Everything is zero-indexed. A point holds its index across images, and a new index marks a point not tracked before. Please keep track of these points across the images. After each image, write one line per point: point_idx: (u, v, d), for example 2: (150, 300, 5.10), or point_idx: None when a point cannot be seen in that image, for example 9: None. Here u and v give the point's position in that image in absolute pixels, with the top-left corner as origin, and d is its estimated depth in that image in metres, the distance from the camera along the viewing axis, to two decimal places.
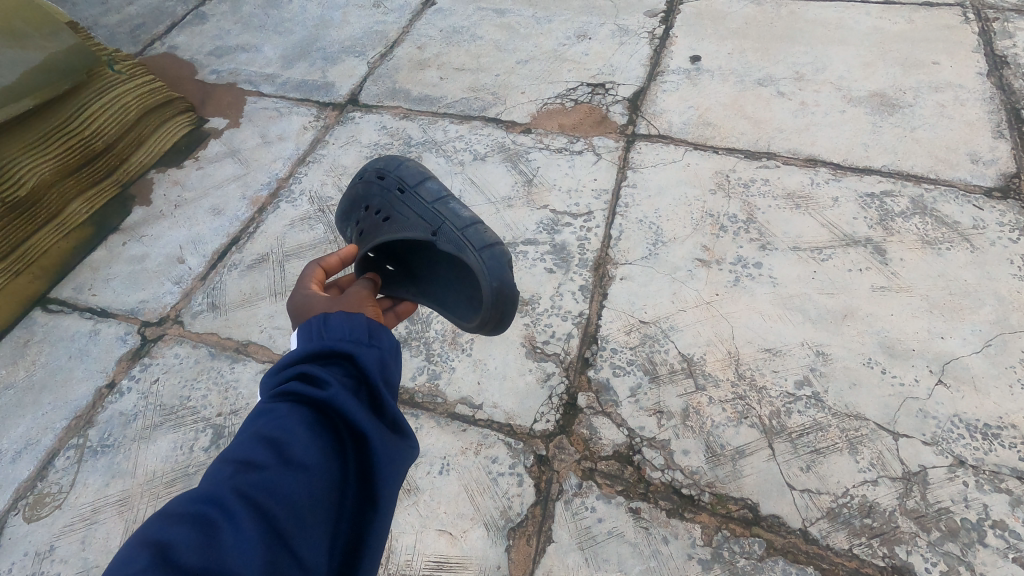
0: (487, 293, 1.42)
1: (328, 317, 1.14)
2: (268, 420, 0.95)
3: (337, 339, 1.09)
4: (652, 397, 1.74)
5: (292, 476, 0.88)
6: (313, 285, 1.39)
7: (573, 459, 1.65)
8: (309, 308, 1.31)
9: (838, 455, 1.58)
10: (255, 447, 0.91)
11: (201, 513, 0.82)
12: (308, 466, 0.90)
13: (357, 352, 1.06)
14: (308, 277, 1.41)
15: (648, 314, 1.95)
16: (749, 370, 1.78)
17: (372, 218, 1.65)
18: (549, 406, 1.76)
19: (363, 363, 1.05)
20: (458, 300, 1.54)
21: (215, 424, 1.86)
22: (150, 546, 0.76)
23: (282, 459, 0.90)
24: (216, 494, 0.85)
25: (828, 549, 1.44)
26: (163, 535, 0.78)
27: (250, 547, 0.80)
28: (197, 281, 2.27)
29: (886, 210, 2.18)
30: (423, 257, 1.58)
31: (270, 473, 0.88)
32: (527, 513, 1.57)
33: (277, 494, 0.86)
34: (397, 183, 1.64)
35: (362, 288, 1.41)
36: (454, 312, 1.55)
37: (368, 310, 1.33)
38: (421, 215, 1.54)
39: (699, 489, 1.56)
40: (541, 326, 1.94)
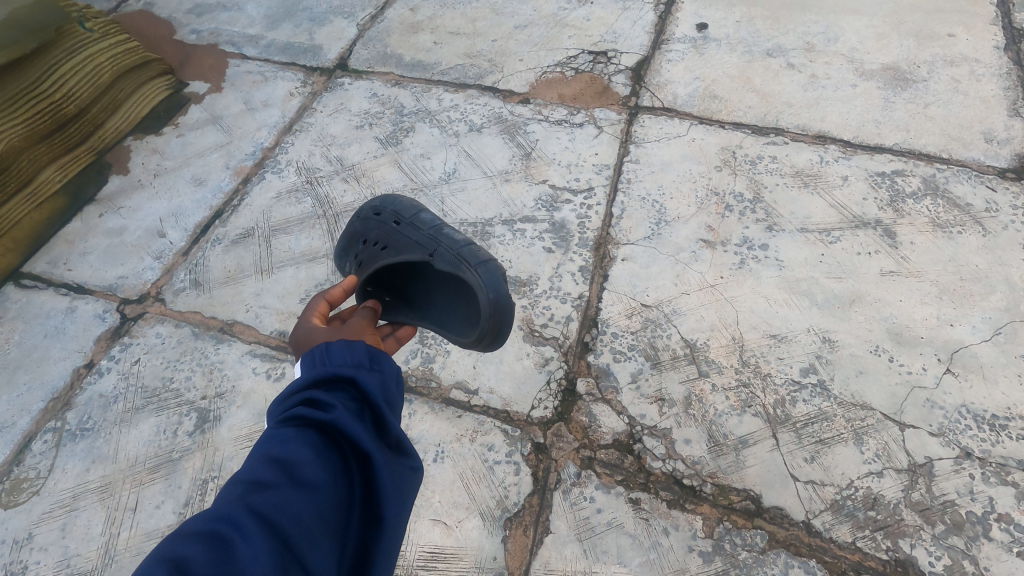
0: (483, 306, 1.35)
1: (331, 348, 1.06)
2: (273, 442, 0.92)
3: (339, 364, 1.02)
4: (653, 383, 1.69)
5: (300, 495, 0.85)
6: (316, 317, 1.31)
7: (571, 447, 1.60)
8: (311, 339, 1.24)
9: (843, 446, 1.54)
10: (262, 467, 0.88)
11: (213, 528, 0.81)
12: (316, 485, 0.87)
13: (361, 376, 1.00)
14: (312, 309, 1.32)
15: (650, 297, 1.88)
16: (753, 357, 1.72)
17: (368, 250, 1.59)
18: (547, 393, 1.70)
19: (366, 387, 0.99)
20: (457, 317, 1.46)
21: (200, 407, 1.79)
22: (164, 562, 0.76)
23: (289, 477, 0.87)
24: (228, 511, 0.83)
25: (832, 542, 1.41)
26: (179, 550, 0.77)
27: (260, 561, 0.78)
28: (179, 257, 2.17)
29: (897, 191, 2.11)
30: (418, 281, 1.50)
31: (278, 493, 0.86)
32: (524, 503, 1.52)
33: (286, 513, 0.84)
34: (393, 214, 1.59)
35: (363, 315, 1.33)
36: (452, 330, 1.46)
37: (369, 336, 1.26)
38: (418, 240, 1.49)
39: (700, 480, 1.52)
40: (540, 309, 1.87)
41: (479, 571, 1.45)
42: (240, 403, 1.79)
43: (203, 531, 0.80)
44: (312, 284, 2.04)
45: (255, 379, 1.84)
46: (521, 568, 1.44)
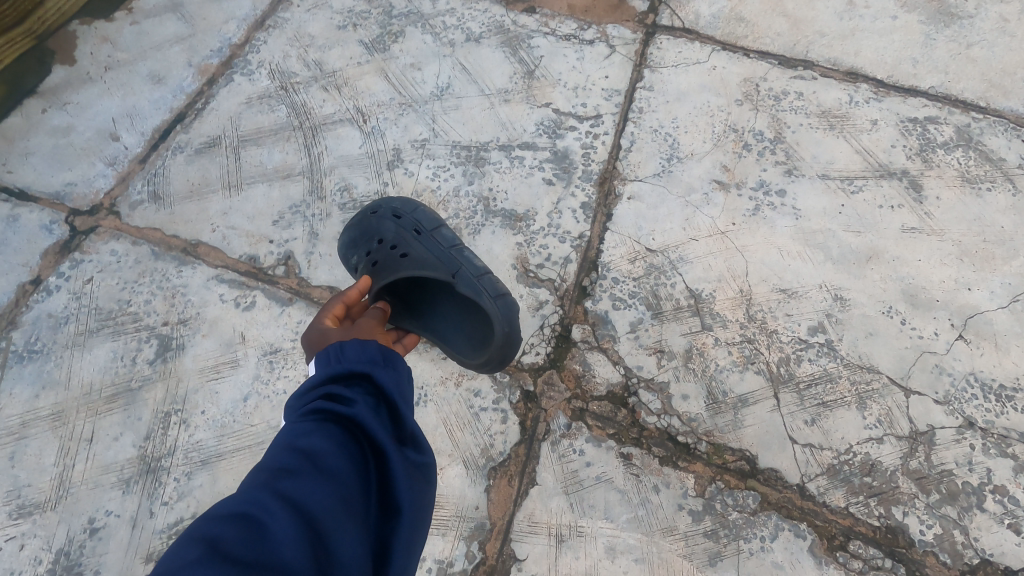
0: (497, 336, 1.40)
1: (347, 347, 1.11)
2: (294, 434, 0.96)
3: (356, 360, 1.08)
4: (653, 334, 1.59)
5: (325, 483, 0.90)
6: (330, 317, 1.32)
7: (563, 397, 1.51)
8: (325, 340, 1.26)
9: (845, 410, 1.48)
10: (286, 456, 0.93)
11: (244, 510, 0.84)
12: (338, 474, 0.92)
13: (378, 373, 1.07)
14: (327, 309, 1.34)
15: (655, 241, 1.74)
16: (760, 312, 1.62)
17: (376, 249, 1.55)
18: (539, 338, 1.59)
19: (383, 383, 1.06)
20: (457, 332, 1.49)
21: (161, 334, 1.64)
22: (200, 538, 0.79)
23: (314, 464, 0.92)
24: (257, 494, 0.86)
25: (824, 506, 1.37)
26: (214, 527, 0.80)
27: (293, 539, 0.82)
28: (136, 164, 1.94)
29: (927, 140, 1.95)
30: (427, 291, 1.53)
31: (304, 478, 0.90)
32: (510, 452, 1.45)
33: (312, 497, 0.88)
34: (413, 221, 1.58)
35: (374, 318, 1.36)
36: (449, 343, 1.48)
37: (378, 336, 1.29)
38: (440, 258, 1.51)
39: (695, 438, 1.45)
40: (536, 248, 1.73)
41: (459, 520, 1.39)
42: (206, 331, 1.65)
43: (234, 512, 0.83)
44: (286, 205, 1.84)
45: (222, 306, 1.68)
46: (504, 519, 1.38)
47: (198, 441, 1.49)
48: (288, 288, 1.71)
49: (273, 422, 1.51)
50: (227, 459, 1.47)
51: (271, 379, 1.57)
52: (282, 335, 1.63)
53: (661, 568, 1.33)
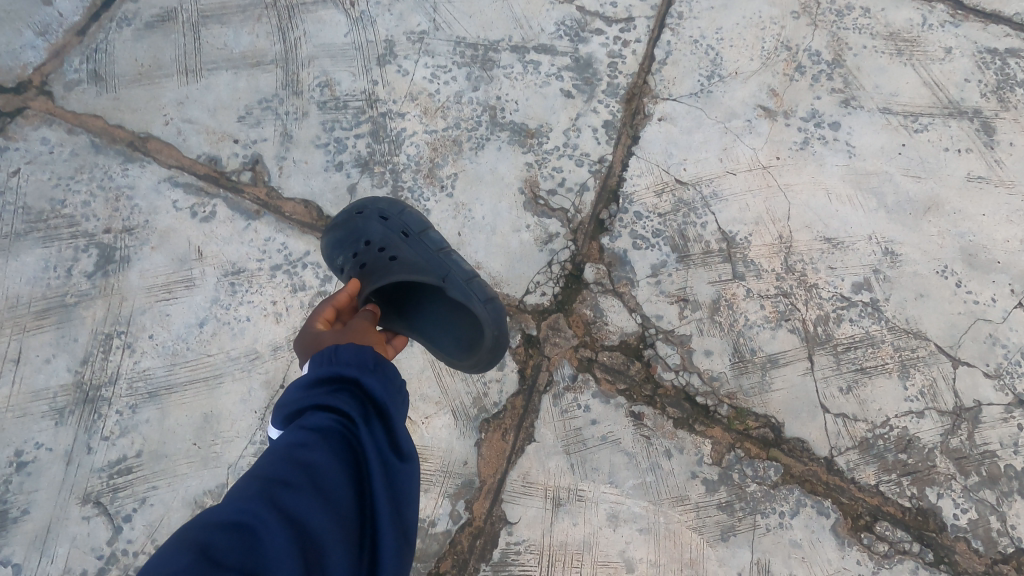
0: (487, 338, 1.19)
1: (339, 352, 0.97)
2: (288, 442, 0.86)
3: (345, 366, 0.95)
4: (677, 280, 1.38)
5: (320, 498, 0.80)
6: (322, 318, 1.12)
7: (569, 345, 1.32)
8: (317, 344, 1.06)
9: (885, 378, 1.31)
10: (279, 466, 0.82)
11: (236, 520, 0.75)
12: (337, 489, 0.83)
13: (370, 379, 0.94)
14: (318, 312, 1.13)
15: (687, 173, 1.49)
16: (801, 262, 1.41)
17: (351, 249, 1.28)
18: (546, 277, 1.38)
19: (377, 393, 0.94)
20: (449, 335, 1.24)
21: (101, 242, 1.39)
22: (189, 546, 0.70)
23: (311, 475, 0.82)
24: (249, 503, 0.77)
25: (852, 482, 1.23)
26: (203, 535, 0.71)
27: (290, 553, 0.73)
28: (71, 35, 1.57)
29: (1007, 76, 1.64)
30: (411, 293, 1.27)
31: (301, 490, 0.80)
32: (505, 404, 1.27)
33: (309, 511, 0.79)
34: (391, 214, 1.31)
35: (365, 318, 1.13)
36: (438, 347, 1.22)
37: (373, 338, 1.09)
38: (430, 261, 1.25)
39: (716, 400, 1.29)
40: (548, 170, 1.48)
41: (445, 476, 1.23)
42: (156, 244, 1.40)
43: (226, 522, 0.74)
44: (253, 97, 1.54)
45: (176, 215, 1.43)
46: (495, 477, 1.23)
47: (146, 369, 1.29)
48: (255, 198, 1.45)
49: (233, 354, 1.31)
50: (179, 393, 1.27)
51: (233, 304, 1.35)
52: (246, 254, 1.39)
53: (668, 540, 1.20)
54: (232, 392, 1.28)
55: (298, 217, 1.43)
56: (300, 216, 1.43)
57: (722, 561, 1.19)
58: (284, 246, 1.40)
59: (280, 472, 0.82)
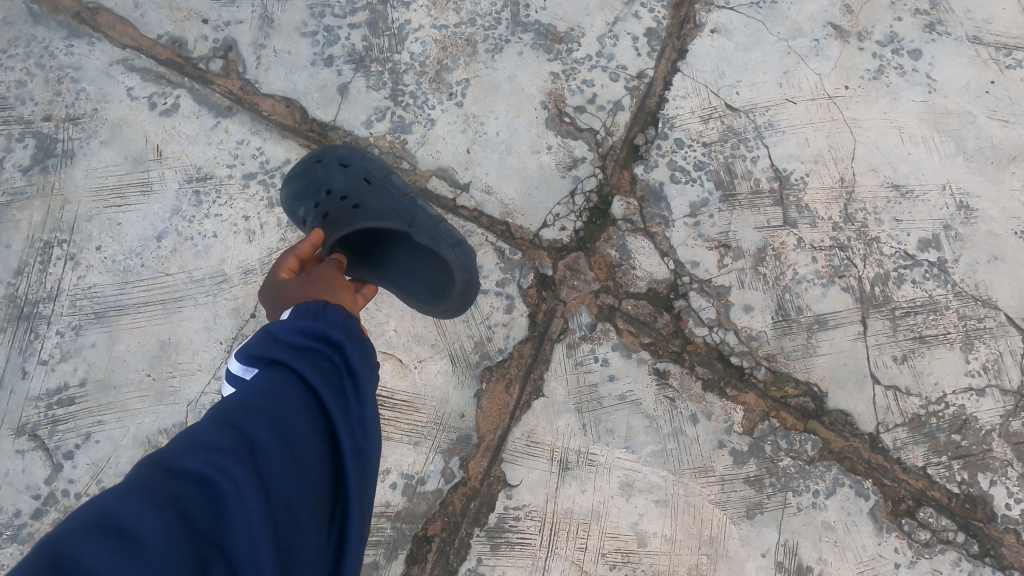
0: (457, 279, 1.02)
1: (328, 308, 0.80)
2: (265, 393, 0.71)
3: (329, 323, 0.78)
4: (718, 222, 1.19)
5: (296, 470, 0.68)
6: (285, 266, 0.95)
7: (589, 290, 1.14)
8: (281, 297, 0.90)
9: (945, 349, 1.15)
10: (254, 421, 0.68)
11: (202, 478, 0.63)
12: (314, 457, 0.70)
13: (358, 348, 0.79)
14: (279, 262, 0.96)
15: (739, 98, 1.26)
16: (862, 211, 1.21)
17: (306, 197, 1.08)
18: (568, 208, 1.18)
19: (362, 360, 0.78)
20: (420, 283, 1.06)
21: (39, 132, 1.16)
22: (151, 502, 0.59)
23: (287, 435, 0.69)
24: (214, 454, 0.64)
25: (897, 463, 1.09)
26: (166, 492, 0.60)
27: (259, 528, 0.62)
28: None
29: None
30: (377, 241, 1.09)
31: (275, 451, 0.68)
32: (511, 352, 1.11)
33: (281, 476, 0.66)
34: (347, 155, 1.10)
35: (331, 266, 0.95)
36: (411, 297, 1.04)
37: (342, 285, 0.91)
38: (393, 207, 1.07)
39: (753, 362, 1.12)
40: (578, 84, 1.24)
41: (438, 429, 1.08)
42: (105, 138, 1.17)
43: (186, 474, 0.63)
44: None
45: (129, 105, 1.18)
46: (495, 434, 1.08)
47: (92, 286, 1.10)
48: (227, 92, 1.20)
49: (197, 275, 1.11)
50: (131, 316, 1.09)
51: (197, 217, 1.14)
52: (213, 158, 1.17)
53: (686, 514, 1.07)
54: (193, 319, 1.09)
55: (277, 118, 1.20)
56: (280, 117, 1.20)
57: (745, 541, 1.06)
58: (260, 152, 1.18)
59: (251, 424, 0.68)
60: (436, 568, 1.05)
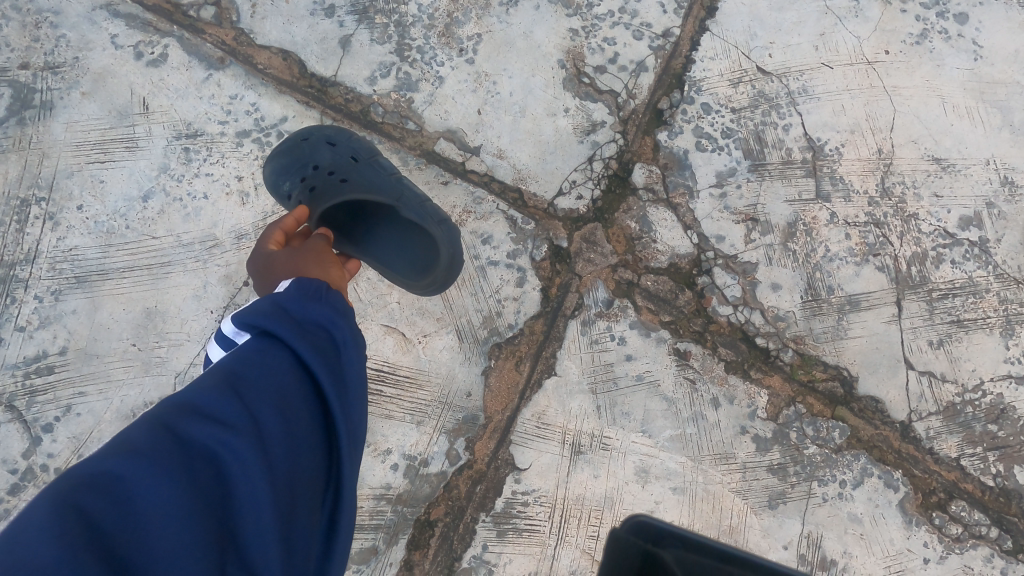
0: (444, 254, 0.94)
1: (332, 291, 0.75)
2: (266, 366, 0.65)
3: (331, 308, 0.72)
4: (746, 194, 1.10)
5: (299, 453, 0.62)
6: (272, 238, 0.88)
7: (606, 263, 1.07)
8: (269, 271, 0.84)
9: (984, 335, 1.08)
10: (256, 395, 0.62)
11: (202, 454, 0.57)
12: (314, 440, 0.64)
13: (356, 337, 0.73)
14: (265, 235, 0.89)
15: (772, 60, 1.16)
16: (900, 186, 1.13)
17: (286, 173, 1.00)
18: (585, 176, 1.10)
19: (358, 351, 0.72)
20: (405, 261, 0.97)
21: (15, 81, 1.07)
22: (152, 476, 0.54)
23: (289, 414, 0.63)
24: (215, 427, 0.59)
25: (929, 454, 1.03)
26: (167, 466, 0.54)
27: (265, 512, 0.57)
28: None
29: None
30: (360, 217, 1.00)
31: (278, 429, 0.61)
32: (522, 328, 1.04)
33: (286, 457, 0.61)
34: (335, 134, 1.03)
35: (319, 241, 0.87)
36: (398, 274, 0.97)
37: (331, 263, 0.84)
38: (379, 184, 0.98)
39: (779, 344, 1.05)
40: (598, 41, 1.14)
41: (443, 409, 1.01)
42: (87, 89, 1.08)
43: (186, 443, 0.57)
44: None
45: (112, 53, 1.09)
46: (504, 414, 1.01)
47: (73, 248, 1.02)
48: (219, 42, 1.11)
49: (185, 239, 1.04)
50: (115, 281, 1.02)
51: (186, 176, 1.06)
52: (204, 113, 1.08)
53: (705, 503, 1.01)
54: (182, 286, 1.02)
55: (273, 72, 1.10)
56: (276, 71, 1.11)
57: (766, 532, 1.00)
58: (255, 108, 1.09)
59: (253, 397, 0.62)
60: (438, 555, 0.99)
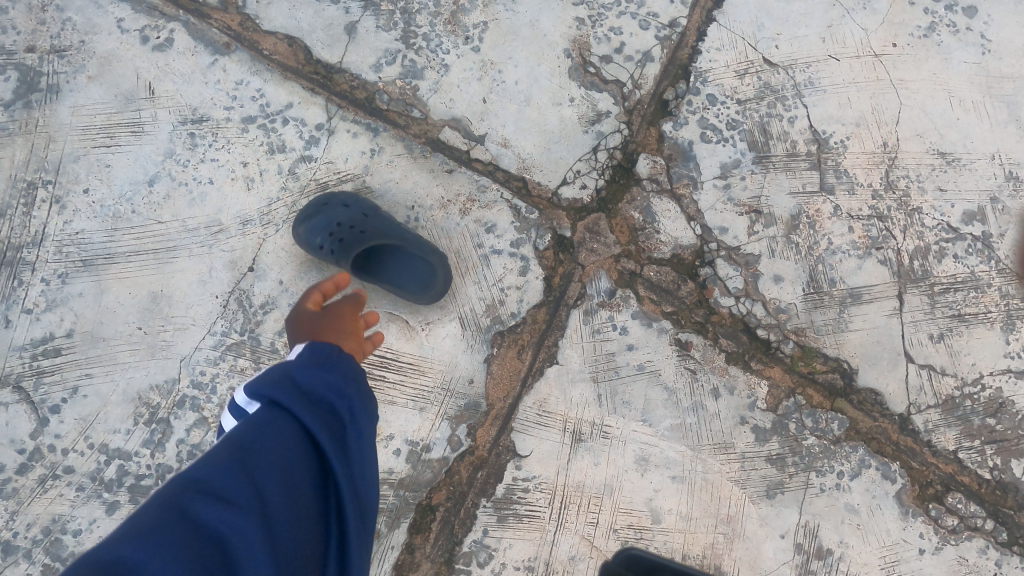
0: (441, 269, 1.00)
1: (343, 356, 0.75)
2: (271, 441, 0.66)
3: (338, 375, 0.72)
4: (750, 186, 1.10)
5: (301, 529, 0.63)
6: (310, 299, 0.88)
7: (608, 254, 1.07)
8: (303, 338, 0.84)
9: (985, 329, 1.08)
10: (262, 473, 0.64)
11: (210, 535, 0.59)
12: (317, 513, 0.65)
13: (363, 401, 0.73)
14: (306, 294, 0.89)
15: (778, 52, 1.16)
16: (904, 180, 1.13)
17: (312, 230, 1.00)
18: (589, 166, 1.10)
19: (366, 411, 0.72)
20: (405, 279, 1.00)
21: (21, 64, 1.07)
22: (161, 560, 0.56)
23: (293, 491, 0.64)
24: (222, 504, 0.61)
25: (927, 446, 1.04)
26: (176, 551, 0.57)
27: None
28: None
29: None
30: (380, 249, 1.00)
31: (282, 508, 0.63)
32: (525, 317, 1.04)
33: (288, 534, 0.62)
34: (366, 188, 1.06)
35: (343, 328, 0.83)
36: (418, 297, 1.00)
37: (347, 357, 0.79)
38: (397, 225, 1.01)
39: (780, 336, 1.06)
40: (604, 30, 1.14)
41: (445, 395, 1.02)
42: (93, 73, 1.08)
43: (195, 524, 0.59)
44: None
45: (119, 37, 1.09)
46: (506, 401, 1.02)
47: (80, 232, 1.03)
48: (225, 27, 1.11)
49: (191, 225, 1.04)
50: (121, 265, 1.02)
51: (192, 162, 1.06)
52: (210, 99, 1.08)
53: (703, 492, 1.02)
54: (187, 271, 1.03)
55: (278, 58, 1.10)
56: (281, 57, 1.10)
57: (764, 521, 1.01)
58: (260, 94, 1.09)
59: (259, 475, 0.64)
60: (439, 539, 1.00)
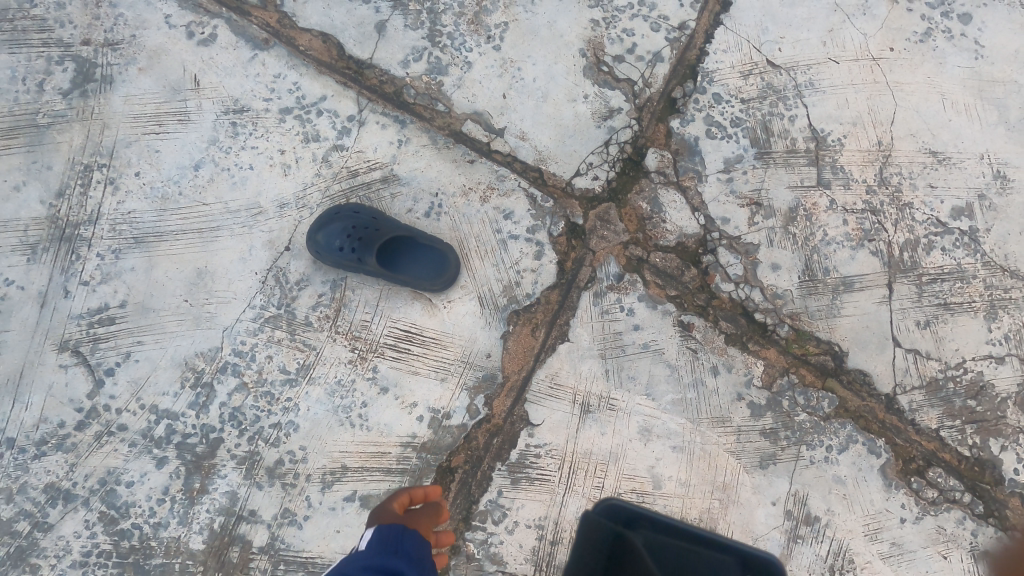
0: (451, 255, 1.09)
1: (405, 535, 0.85)
2: None
3: (404, 557, 0.81)
4: (752, 180, 1.18)
5: None
6: (398, 499, 0.96)
7: (618, 241, 1.15)
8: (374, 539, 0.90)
9: (969, 317, 1.15)
10: None
11: None
12: None
13: None
14: (396, 494, 0.97)
15: (781, 54, 1.23)
16: (897, 177, 1.20)
17: (331, 232, 1.07)
18: (601, 158, 1.18)
19: None
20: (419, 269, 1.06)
21: (78, 56, 1.16)
22: None
23: None
24: None
25: (911, 424, 1.12)
26: None
27: None
28: None
29: None
30: (395, 241, 1.06)
31: None
32: (539, 298, 1.13)
33: None
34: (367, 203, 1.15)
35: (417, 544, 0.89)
36: (434, 282, 1.07)
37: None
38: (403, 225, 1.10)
39: (776, 319, 1.14)
40: (617, 32, 1.21)
41: (464, 367, 1.11)
42: (143, 65, 1.17)
43: None
44: None
45: (167, 32, 1.18)
46: (520, 375, 1.11)
47: (132, 212, 1.12)
48: (263, 24, 1.19)
49: (233, 207, 1.13)
50: (170, 243, 1.11)
51: (233, 149, 1.15)
52: (250, 91, 1.17)
53: (701, 461, 1.10)
54: (230, 249, 1.11)
55: (313, 53, 1.19)
56: (316, 53, 1.19)
57: (757, 489, 1.10)
58: (296, 87, 1.17)
59: None
60: (457, 499, 1.09)
